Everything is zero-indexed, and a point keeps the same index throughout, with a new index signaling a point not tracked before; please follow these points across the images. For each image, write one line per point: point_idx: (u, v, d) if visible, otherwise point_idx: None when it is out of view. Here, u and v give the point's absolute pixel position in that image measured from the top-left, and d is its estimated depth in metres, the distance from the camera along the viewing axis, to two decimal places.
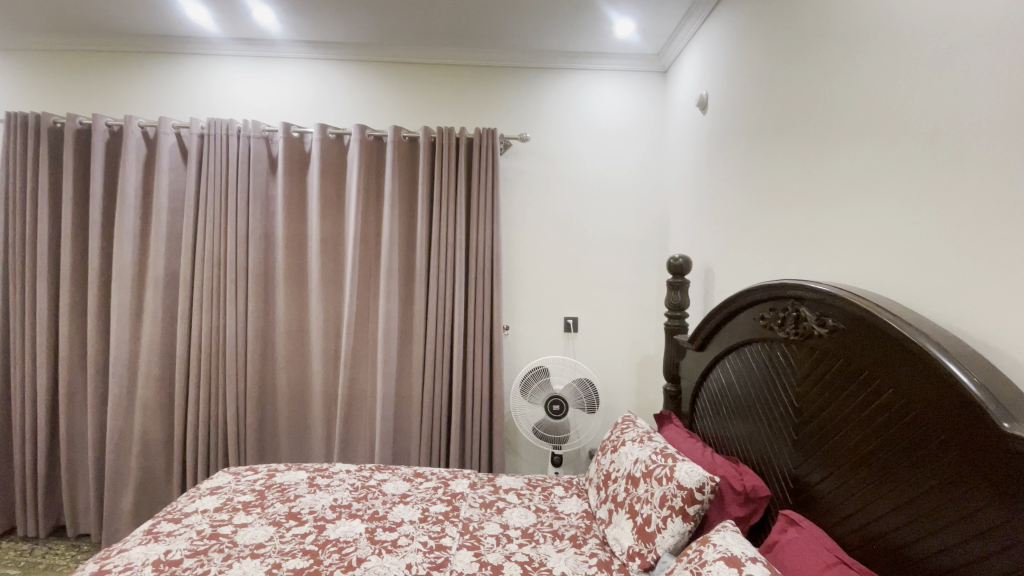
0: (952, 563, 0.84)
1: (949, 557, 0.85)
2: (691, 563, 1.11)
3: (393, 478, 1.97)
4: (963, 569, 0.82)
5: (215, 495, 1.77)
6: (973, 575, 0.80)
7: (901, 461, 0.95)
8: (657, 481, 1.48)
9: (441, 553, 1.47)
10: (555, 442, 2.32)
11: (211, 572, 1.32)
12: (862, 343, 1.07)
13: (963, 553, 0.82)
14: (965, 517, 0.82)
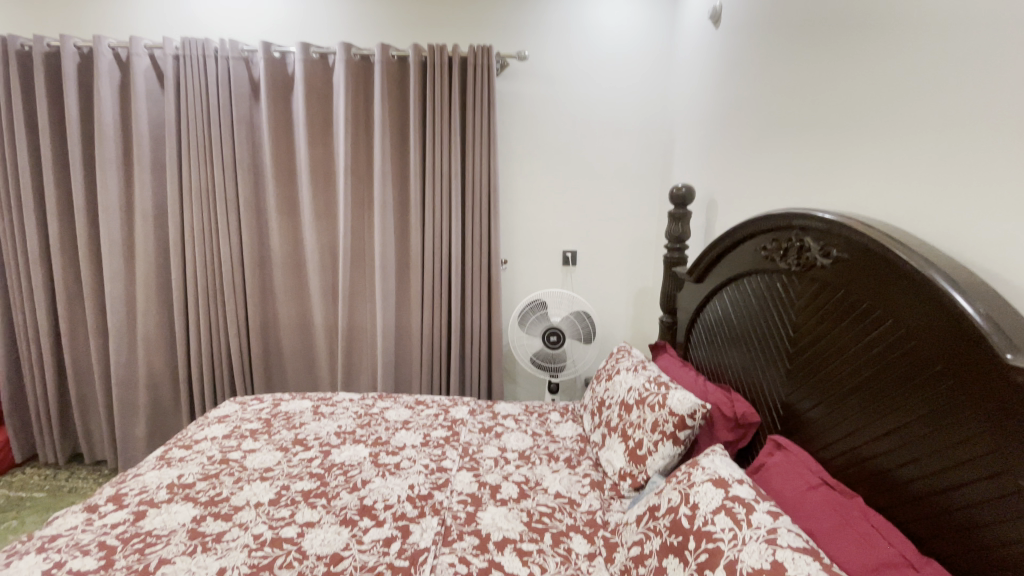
0: (934, 486, 0.87)
1: (932, 481, 0.87)
2: (680, 484, 1.15)
3: (395, 406, 2.03)
4: (946, 492, 0.85)
5: (223, 423, 1.83)
6: (955, 498, 0.83)
7: (894, 389, 0.96)
8: (649, 408, 1.52)
9: (442, 475, 1.54)
10: (552, 371, 2.37)
11: (223, 494, 1.39)
12: (866, 274, 1.04)
13: (948, 478, 0.84)
14: (954, 444, 0.83)
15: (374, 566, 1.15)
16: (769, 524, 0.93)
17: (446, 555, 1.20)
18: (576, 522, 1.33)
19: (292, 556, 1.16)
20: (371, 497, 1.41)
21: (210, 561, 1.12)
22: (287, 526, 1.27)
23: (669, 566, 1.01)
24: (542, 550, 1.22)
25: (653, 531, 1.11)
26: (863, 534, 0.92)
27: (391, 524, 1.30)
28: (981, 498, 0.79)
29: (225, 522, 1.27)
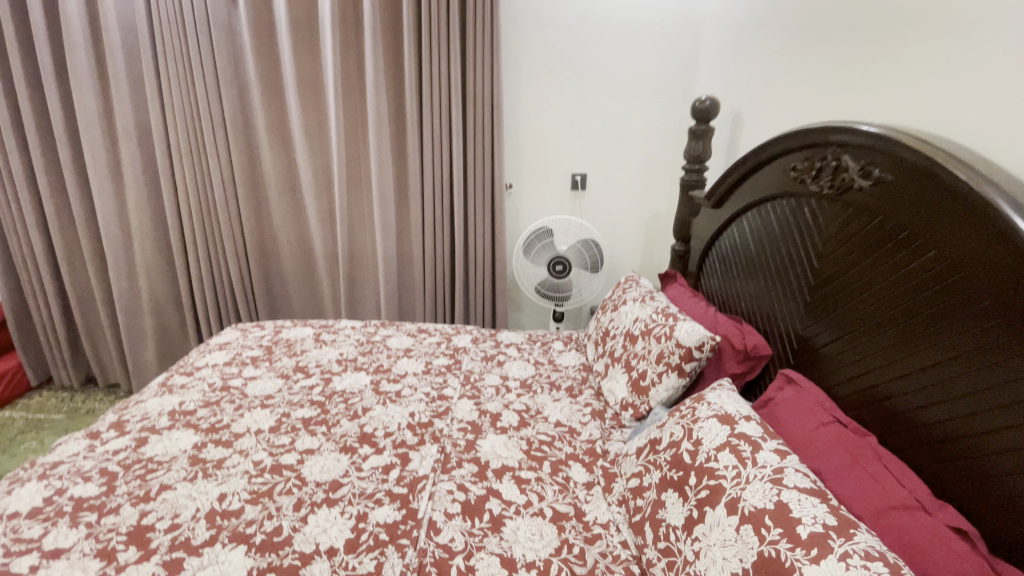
0: (958, 430, 0.81)
1: (956, 425, 0.82)
2: (684, 418, 1.11)
3: (397, 334, 2.00)
4: (971, 437, 0.79)
5: (225, 350, 1.82)
6: (980, 444, 0.78)
7: (926, 327, 0.88)
8: (656, 339, 1.47)
9: (443, 403, 1.52)
10: (557, 300, 2.31)
11: (224, 421, 1.39)
12: (913, 199, 0.93)
13: (975, 422, 0.79)
14: (989, 388, 0.77)
15: (373, 493, 1.15)
16: (776, 464, 0.89)
17: (444, 482, 1.20)
18: (575, 451, 1.32)
19: (292, 482, 1.17)
20: (371, 425, 1.40)
21: (210, 487, 1.13)
22: (287, 453, 1.27)
23: (668, 500, 0.99)
24: (541, 479, 1.21)
25: (653, 464, 1.09)
26: (875, 475, 0.87)
27: (391, 451, 1.30)
28: (1011, 446, 0.73)
29: (225, 449, 1.27)
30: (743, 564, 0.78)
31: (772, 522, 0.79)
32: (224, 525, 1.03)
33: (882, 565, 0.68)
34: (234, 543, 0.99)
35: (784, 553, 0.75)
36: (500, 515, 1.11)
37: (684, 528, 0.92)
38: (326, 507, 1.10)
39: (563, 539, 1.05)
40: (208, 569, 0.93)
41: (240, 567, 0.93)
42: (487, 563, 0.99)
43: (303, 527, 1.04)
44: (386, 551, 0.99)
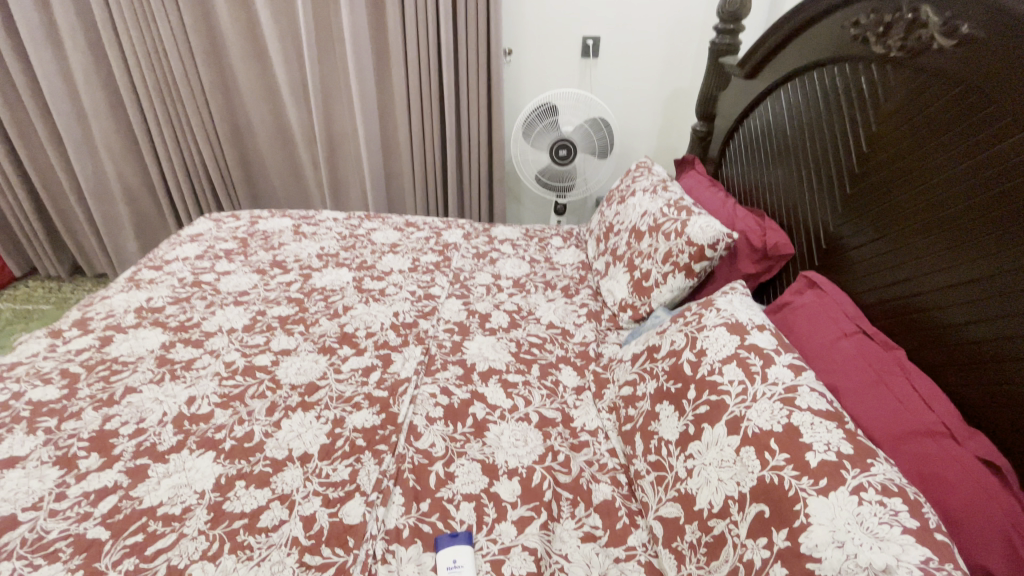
0: (1007, 351, 0.70)
1: (1005, 345, 0.70)
2: (687, 326, 0.99)
3: (383, 227, 1.85)
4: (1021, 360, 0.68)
5: (197, 243, 1.69)
6: None
7: (999, 228, 0.72)
8: (664, 236, 1.31)
9: (429, 303, 1.41)
10: (559, 190, 2.11)
11: (194, 320, 1.31)
12: (1015, 63, 0.71)
13: None
14: None
15: (352, 397, 1.08)
16: (788, 381, 0.78)
17: (427, 385, 1.12)
18: (567, 354, 1.23)
19: (265, 385, 1.10)
20: (352, 324, 1.30)
21: (178, 390, 1.08)
22: (260, 354, 1.20)
23: (662, 412, 0.91)
24: (529, 382, 1.13)
25: (649, 373, 0.99)
26: (899, 395, 0.77)
27: (372, 352, 1.21)
28: None
29: (195, 349, 1.20)
30: (739, 489, 0.71)
31: (777, 446, 0.71)
32: (191, 430, 0.99)
33: (901, 502, 0.59)
34: (202, 449, 0.95)
35: (788, 481, 0.67)
36: (484, 419, 1.02)
37: (677, 443, 0.85)
38: (301, 411, 1.04)
39: (548, 446, 0.98)
40: (174, 476, 0.90)
41: (207, 475, 0.90)
42: (467, 470, 0.92)
43: (275, 432, 0.99)
44: (362, 458, 0.94)
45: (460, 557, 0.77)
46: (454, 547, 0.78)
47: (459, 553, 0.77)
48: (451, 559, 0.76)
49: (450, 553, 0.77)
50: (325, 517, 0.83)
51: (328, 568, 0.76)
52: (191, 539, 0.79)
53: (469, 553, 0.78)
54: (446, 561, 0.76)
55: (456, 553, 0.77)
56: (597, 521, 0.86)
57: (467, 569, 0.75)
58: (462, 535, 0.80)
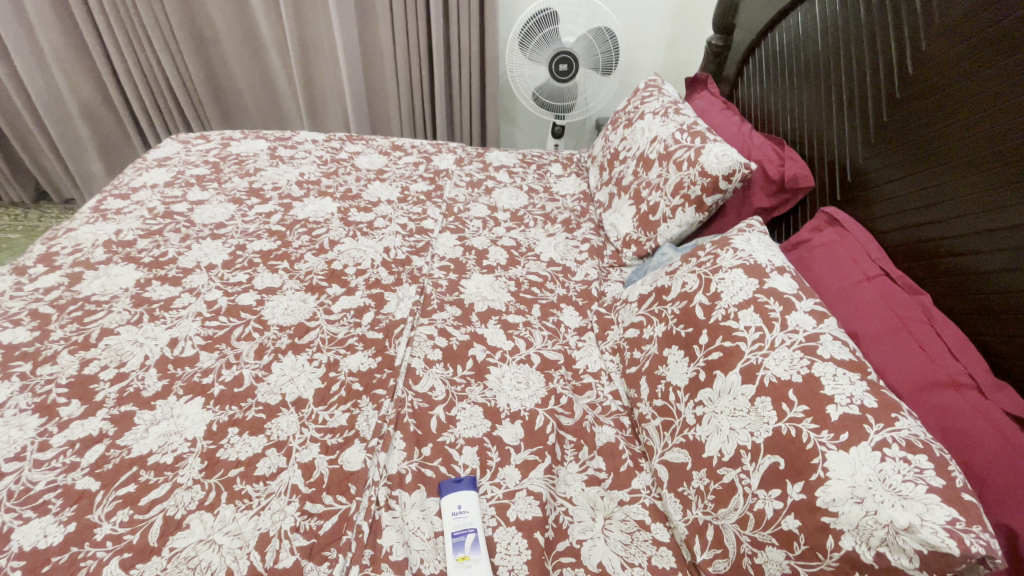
0: None
1: None
2: (701, 267, 0.92)
3: (368, 152, 1.70)
4: None
5: (165, 169, 1.55)
6: None
7: None
8: (675, 166, 1.21)
9: (422, 238, 1.32)
10: (558, 111, 1.94)
11: (170, 255, 1.22)
12: None
13: None
14: None
15: (344, 339, 1.03)
16: (810, 329, 0.74)
17: (424, 326, 1.07)
18: (568, 293, 1.17)
19: (251, 326, 1.04)
20: (340, 261, 1.22)
21: (159, 331, 1.02)
22: (243, 293, 1.12)
23: (670, 357, 0.87)
24: (530, 324, 1.08)
25: (657, 316, 0.94)
26: (922, 344, 0.73)
27: (363, 292, 1.14)
28: None
29: (173, 288, 1.13)
30: (753, 439, 0.69)
31: (796, 398, 0.68)
32: (177, 374, 0.94)
33: (926, 459, 0.57)
34: (190, 395, 0.91)
35: (807, 434, 0.64)
36: (485, 362, 0.99)
37: (687, 389, 0.82)
38: (292, 354, 0.99)
39: (551, 389, 0.94)
40: (162, 423, 0.86)
41: (198, 422, 0.86)
42: (469, 414, 0.89)
43: (266, 376, 0.94)
44: (360, 403, 0.90)
45: (465, 502, 0.75)
46: (457, 493, 0.76)
47: (464, 499, 0.75)
48: (455, 505, 0.74)
49: (453, 499, 0.75)
50: (324, 464, 0.80)
51: (331, 516, 0.74)
52: (186, 489, 0.77)
53: (474, 498, 0.76)
54: (451, 507, 0.74)
55: (460, 498, 0.75)
56: (601, 464, 0.84)
57: (472, 515, 0.74)
58: (466, 481, 0.77)
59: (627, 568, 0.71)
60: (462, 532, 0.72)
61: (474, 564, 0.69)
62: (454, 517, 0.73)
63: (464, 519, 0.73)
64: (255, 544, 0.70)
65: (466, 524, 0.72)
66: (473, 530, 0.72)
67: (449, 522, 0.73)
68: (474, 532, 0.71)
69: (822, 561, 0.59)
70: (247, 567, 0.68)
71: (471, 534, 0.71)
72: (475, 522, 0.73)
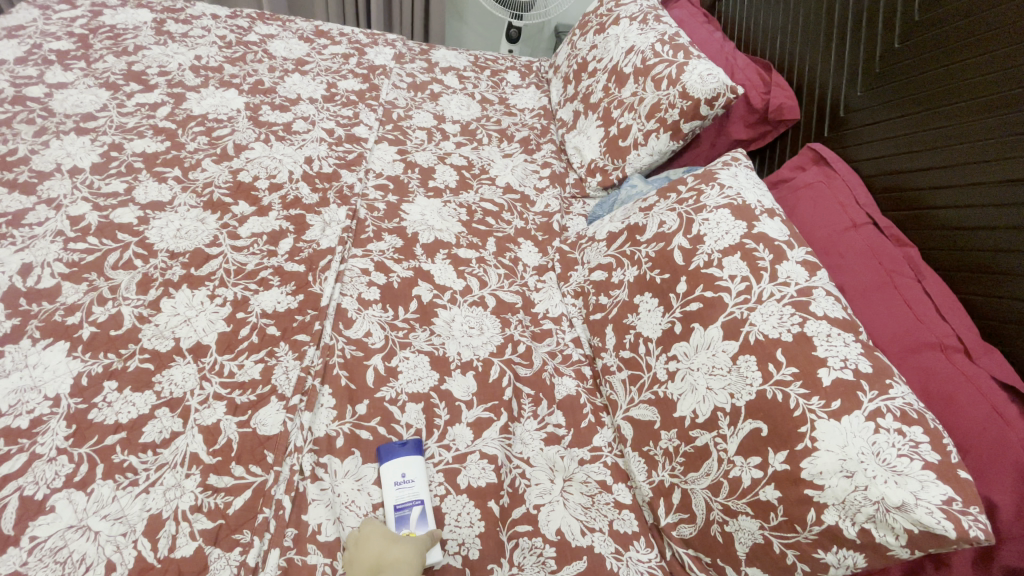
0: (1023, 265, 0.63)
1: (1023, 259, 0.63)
2: (682, 204, 0.81)
3: (284, 36, 1.39)
4: None
5: (12, 38, 1.17)
6: None
7: None
8: (653, 84, 1.06)
9: (353, 149, 1.10)
10: (516, 8, 1.68)
11: (18, 154, 0.93)
12: None
13: None
14: None
15: (256, 272, 0.84)
16: (802, 282, 0.66)
17: (357, 258, 0.90)
18: (527, 226, 1.04)
19: (133, 252, 0.83)
20: (248, 172, 0.99)
21: (4, 255, 0.78)
22: (121, 209, 0.88)
23: (641, 305, 0.78)
24: (483, 260, 0.94)
25: (628, 258, 0.83)
26: (908, 302, 0.69)
27: (279, 213, 0.94)
28: None
29: (23, 198, 0.86)
30: (733, 402, 0.63)
31: (784, 359, 0.61)
32: (31, 312, 0.73)
33: (921, 432, 0.53)
34: (51, 339, 0.71)
35: (795, 400, 0.58)
36: (431, 303, 0.85)
37: (659, 341, 0.73)
38: (188, 289, 0.80)
39: (507, 335, 0.83)
40: (11, 376, 0.66)
41: (62, 375, 0.67)
42: (412, 364, 0.76)
43: (155, 316, 0.76)
44: (277, 351, 0.75)
45: (410, 470, 0.64)
46: (399, 459, 0.64)
47: (409, 466, 0.64)
48: (399, 473, 0.63)
49: (393, 467, 0.63)
50: (233, 428, 0.66)
51: (243, 491, 0.61)
52: (48, 462, 0.60)
53: (421, 464, 0.65)
54: (393, 476, 0.63)
55: (404, 465, 0.64)
56: (560, 420, 0.76)
57: (418, 484, 0.63)
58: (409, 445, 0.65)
59: (587, 534, 0.65)
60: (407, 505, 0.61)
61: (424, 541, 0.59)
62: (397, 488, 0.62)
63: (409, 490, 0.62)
64: (144, 529, 0.57)
65: (412, 495, 0.62)
66: (420, 503, 0.61)
67: (390, 494, 0.62)
68: (422, 505, 0.61)
69: (800, 533, 0.55)
70: (135, 559, 0.55)
71: (417, 508, 0.61)
72: (422, 493, 0.62)
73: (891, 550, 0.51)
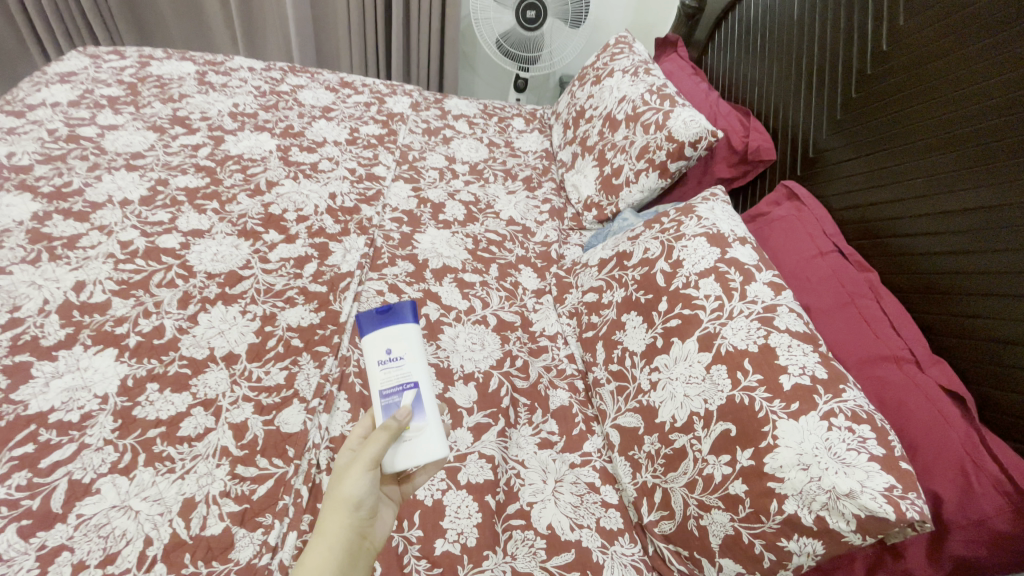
0: (965, 285, 0.71)
1: (964, 279, 0.71)
2: (664, 233, 0.90)
3: (312, 86, 1.55)
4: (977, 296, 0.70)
5: (70, 86, 1.33)
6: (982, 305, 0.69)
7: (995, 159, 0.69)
8: (642, 128, 1.17)
9: (372, 186, 1.22)
10: (522, 61, 1.84)
11: (74, 186, 1.06)
12: None
13: (990, 282, 0.68)
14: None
15: (283, 291, 0.94)
16: (768, 300, 0.74)
17: (373, 281, 1.00)
18: (527, 254, 1.13)
19: (174, 272, 0.93)
20: (278, 205, 1.11)
21: (61, 273, 0.89)
22: (165, 235, 0.99)
23: (628, 323, 0.86)
24: (486, 284, 1.03)
25: (617, 282, 0.92)
26: (868, 319, 0.76)
27: (305, 241, 1.05)
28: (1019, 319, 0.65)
29: (79, 224, 0.98)
30: (706, 406, 0.70)
31: (750, 367, 0.69)
32: (84, 322, 0.83)
33: (869, 429, 0.60)
34: (101, 346, 0.80)
35: (759, 403, 0.65)
36: (438, 321, 0.94)
37: (643, 355, 0.81)
38: (223, 305, 0.89)
39: (506, 351, 0.91)
40: (66, 376, 0.75)
41: (110, 377, 0.76)
42: None
43: (193, 328, 0.85)
44: (300, 360, 0.83)
45: (397, 348, 0.59)
46: (386, 327, 0.59)
47: (395, 343, 0.59)
48: (384, 351, 0.58)
49: (377, 337, 0.59)
50: (259, 425, 0.74)
51: (266, 480, 0.68)
52: (96, 450, 0.68)
53: (409, 338, 0.60)
54: (378, 355, 0.58)
55: (389, 342, 0.59)
56: (554, 428, 0.83)
57: (408, 362, 0.58)
58: (399, 309, 0.61)
59: (575, 529, 0.71)
60: (398, 388, 0.57)
61: (418, 436, 0.56)
62: (384, 367, 0.58)
63: (397, 369, 0.58)
64: (179, 510, 0.64)
65: (401, 376, 0.57)
66: (409, 384, 0.57)
67: (377, 374, 0.57)
68: (416, 388, 0.57)
69: (765, 523, 0.61)
70: (170, 535, 0.62)
71: (408, 391, 0.57)
72: (410, 370, 0.58)
73: (844, 536, 0.57)
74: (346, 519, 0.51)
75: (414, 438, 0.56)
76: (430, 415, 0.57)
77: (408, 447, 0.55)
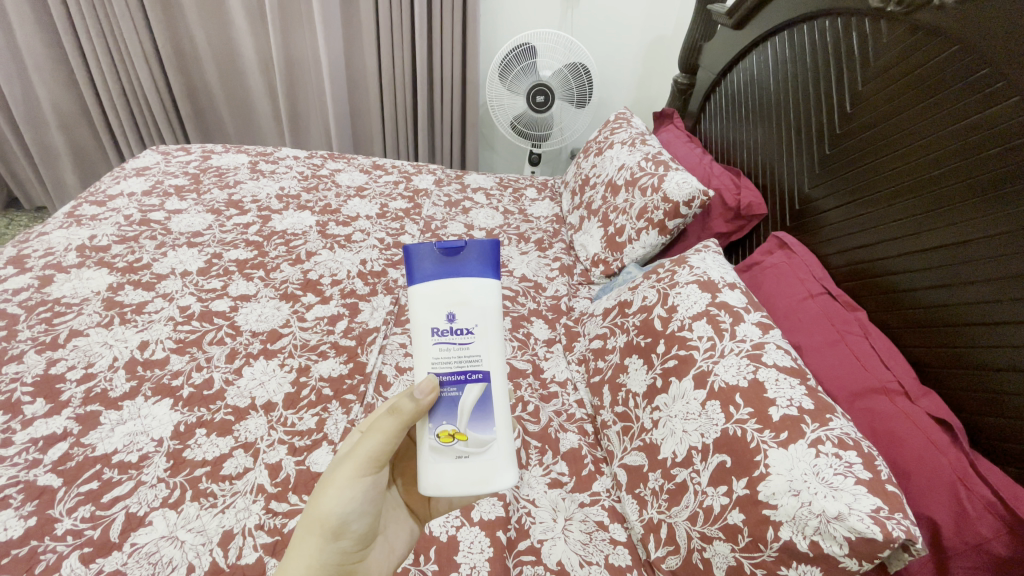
0: (950, 317, 0.75)
1: (948, 312, 0.75)
2: (660, 282, 0.98)
3: (348, 169, 1.75)
4: (962, 326, 0.73)
5: (144, 178, 1.56)
6: (967, 334, 0.72)
7: (955, 199, 0.75)
8: (640, 192, 1.28)
9: (398, 252, 1.36)
10: (535, 139, 2.04)
11: (143, 262, 1.22)
12: (1006, 31, 0.70)
13: (972, 313, 0.72)
14: (1000, 279, 0.68)
15: (317, 345, 1.05)
16: (756, 339, 0.80)
17: (397, 335, 1.11)
18: (539, 308, 1.22)
19: (223, 331, 1.05)
20: (316, 271, 1.25)
21: (129, 334, 1.03)
22: (217, 300, 1.13)
23: (630, 365, 0.92)
24: None
25: (619, 328, 0.99)
26: (858, 354, 0.80)
27: (338, 301, 1.17)
28: (1000, 345, 0.68)
29: (146, 292, 1.13)
30: (703, 440, 0.74)
31: (742, 401, 0.73)
32: (146, 376, 0.94)
33: (855, 455, 0.63)
34: (159, 397, 0.91)
35: (751, 434, 0.69)
36: None
37: (645, 395, 0.86)
38: (264, 359, 1.00)
39: (519, 396, 0.98)
40: (128, 423, 0.86)
41: (165, 423, 0.86)
42: None
43: (237, 379, 0.95)
44: (329, 408, 0.92)
45: (465, 321, 0.57)
46: (457, 291, 0.57)
47: (462, 313, 0.57)
48: (448, 321, 0.57)
49: (443, 300, 0.57)
50: (292, 465, 0.81)
51: (296, 514, 0.75)
52: (150, 487, 0.77)
53: (480, 312, 0.57)
54: (441, 321, 0.57)
55: (454, 309, 0.57)
56: (564, 468, 0.87)
57: (478, 344, 0.57)
58: (473, 263, 0.58)
59: (584, 566, 0.73)
60: (463, 380, 0.57)
61: (476, 453, 0.56)
62: (449, 342, 0.57)
63: (464, 351, 0.57)
64: (218, 541, 0.71)
65: (463, 362, 0.57)
66: (483, 377, 0.57)
67: (436, 341, 0.57)
68: (485, 381, 0.57)
69: (763, 551, 0.63)
70: (210, 563, 0.69)
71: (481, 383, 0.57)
72: (478, 351, 0.57)
73: (840, 561, 0.59)
74: (317, 550, 0.54)
75: (472, 455, 0.56)
76: (496, 425, 0.57)
77: (462, 471, 0.55)
